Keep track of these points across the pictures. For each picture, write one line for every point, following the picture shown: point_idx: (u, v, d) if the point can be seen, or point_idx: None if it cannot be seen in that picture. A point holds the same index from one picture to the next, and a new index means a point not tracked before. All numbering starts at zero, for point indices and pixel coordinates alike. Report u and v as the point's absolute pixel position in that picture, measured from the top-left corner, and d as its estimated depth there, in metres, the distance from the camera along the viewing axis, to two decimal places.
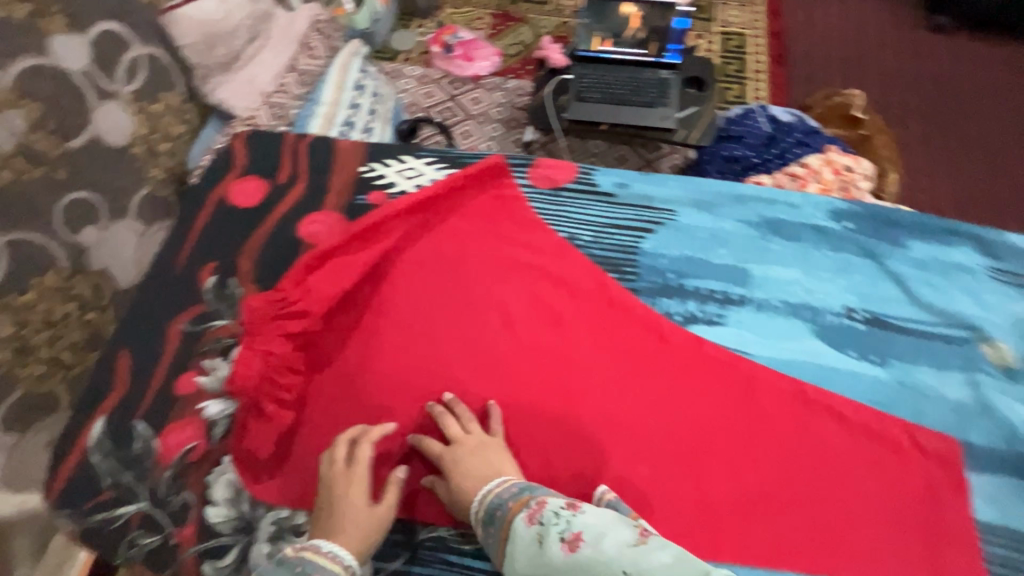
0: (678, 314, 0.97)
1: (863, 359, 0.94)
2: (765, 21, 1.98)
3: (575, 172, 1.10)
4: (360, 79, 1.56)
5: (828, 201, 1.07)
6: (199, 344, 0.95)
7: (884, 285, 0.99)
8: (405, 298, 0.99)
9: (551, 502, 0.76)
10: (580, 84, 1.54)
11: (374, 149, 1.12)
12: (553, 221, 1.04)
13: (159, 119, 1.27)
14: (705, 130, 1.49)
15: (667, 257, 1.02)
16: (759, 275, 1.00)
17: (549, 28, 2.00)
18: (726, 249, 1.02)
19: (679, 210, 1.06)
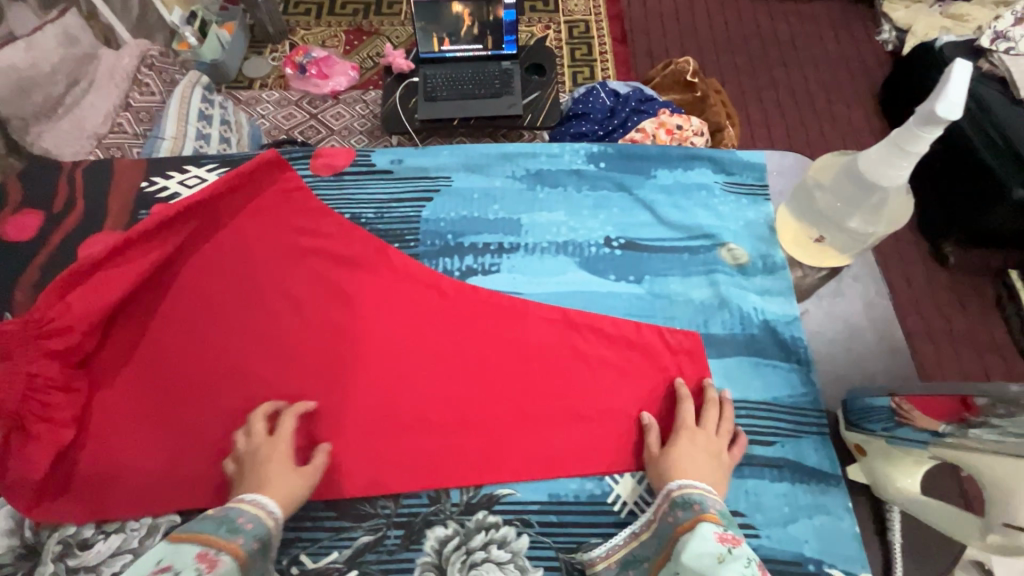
0: (457, 270, 1.01)
1: (620, 280, 1.00)
2: (605, 6, 2.11)
3: (353, 156, 1.12)
4: (205, 108, 1.51)
5: (585, 146, 1.13)
6: None
7: (638, 212, 1.07)
8: (185, 302, 0.95)
9: (747, 547, 0.65)
10: (427, 85, 1.59)
11: (154, 163, 1.05)
12: (335, 204, 1.06)
13: None
14: (550, 113, 1.59)
15: (446, 220, 1.05)
16: (529, 223, 1.06)
17: (403, 37, 2.05)
18: (498, 204, 1.07)
19: (454, 175, 1.10)
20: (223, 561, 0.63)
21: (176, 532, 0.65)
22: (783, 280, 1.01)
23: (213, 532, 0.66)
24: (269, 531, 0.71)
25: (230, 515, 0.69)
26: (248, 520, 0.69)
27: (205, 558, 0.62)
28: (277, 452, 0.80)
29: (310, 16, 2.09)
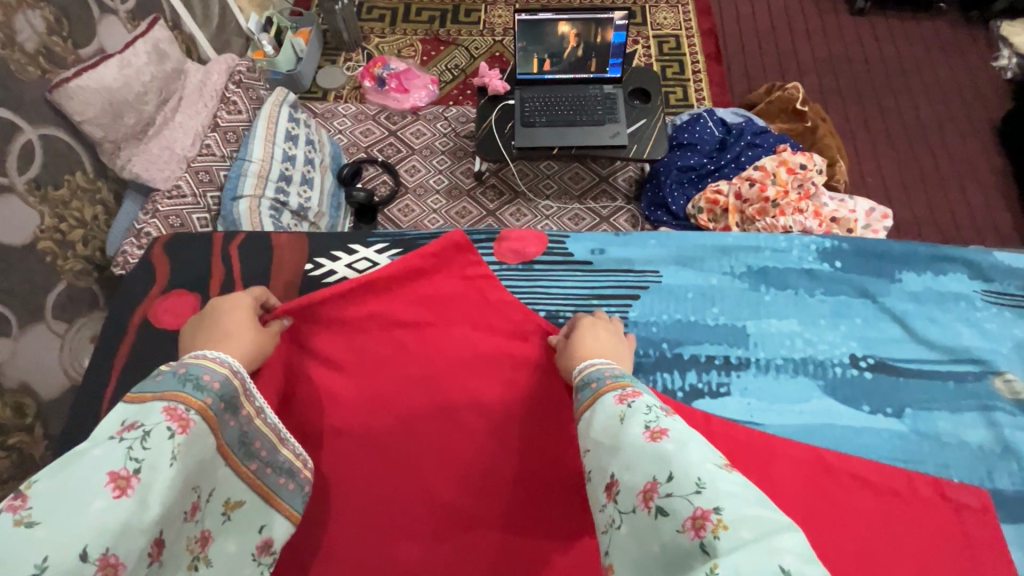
0: (681, 389, 0.91)
1: (877, 413, 0.90)
2: (697, 19, 1.98)
3: (546, 243, 1.05)
4: (291, 128, 1.47)
5: (816, 241, 1.05)
6: None
7: (885, 325, 0.98)
8: (362, 405, 0.90)
9: (647, 398, 0.60)
10: (524, 110, 1.50)
11: (316, 241, 1.03)
12: (528, 299, 0.98)
13: (68, 206, 1.14)
14: (658, 142, 1.46)
15: (658, 324, 0.97)
16: (755, 332, 0.97)
17: (483, 48, 1.94)
18: (717, 307, 0.99)
19: (663, 270, 1.02)
20: (193, 421, 0.55)
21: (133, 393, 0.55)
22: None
23: (175, 388, 0.56)
24: (236, 390, 0.62)
25: (192, 371, 0.59)
26: (216, 376, 0.60)
27: (175, 415, 0.53)
28: (233, 319, 0.75)
29: (384, 22, 2.00)
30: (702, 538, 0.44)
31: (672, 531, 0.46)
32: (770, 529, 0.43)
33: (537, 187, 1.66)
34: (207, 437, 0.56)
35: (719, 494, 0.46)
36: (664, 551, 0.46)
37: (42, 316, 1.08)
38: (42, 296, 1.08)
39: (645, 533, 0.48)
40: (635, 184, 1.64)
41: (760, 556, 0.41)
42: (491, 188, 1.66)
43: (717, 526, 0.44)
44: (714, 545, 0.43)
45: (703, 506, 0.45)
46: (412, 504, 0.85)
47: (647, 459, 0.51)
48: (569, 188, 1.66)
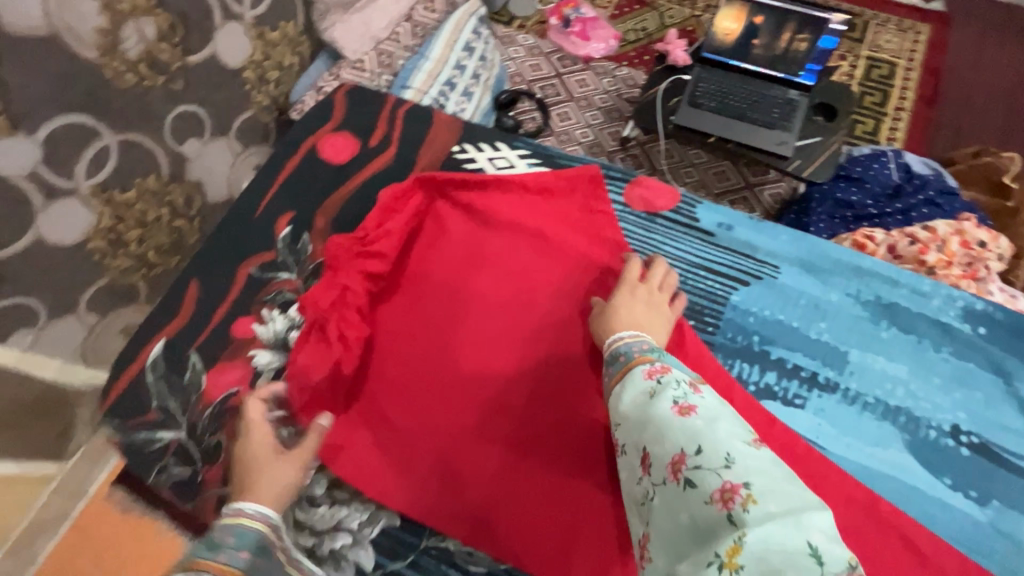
0: (754, 384, 0.87)
1: (958, 491, 0.81)
2: (923, 53, 1.75)
3: (677, 200, 1.00)
4: (471, 40, 1.53)
5: (965, 299, 0.94)
6: (262, 291, 0.89)
7: (1010, 413, 0.86)
8: (467, 274, 0.93)
9: (676, 372, 0.64)
10: (696, 89, 1.44)
11: (472, 130, 1.05)
12: (639, 248, 0.96)
13: (274, 48, 1.33)
14: (824, 166, 1.36)
15: (756, 316, 0.92)
16: (856, 362, 0.89)
17: (678, 19, 1.86)
18: (826, 323, 0.92)
19: (783, 267, 0.95)
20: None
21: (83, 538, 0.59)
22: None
23: (195, 555, 0.64)
24: (259, 532, 0.68)
25: (212, 535, 0.66)
26: (239, 533, 0.67)
27: None
28: (259, 451, 0.74)
29: None
30: (729, 510, 0.49)
31: (702, 502, 0.51)
32: (797, 506, 0.48)
33: (677, 172, 1.62)
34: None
35: (748, 471, 0.51)
36: (692, 524, 0.52)
37: (226, 132, 1.28)
38: (232, 116, 1.28)
39: (677, 504, 0.53)
40: (781, 203, 1.53)
41: (789, 528, 0.46)
42: (632, 157, 1.64)
43: (747, 500, 0.49)
44: (741, 517, 0.48)
45: (734, 480, 0.51)
46: (484, 390, 0.86)
47: (680, 435, 0.56)
48: (709, 184, 1.59)
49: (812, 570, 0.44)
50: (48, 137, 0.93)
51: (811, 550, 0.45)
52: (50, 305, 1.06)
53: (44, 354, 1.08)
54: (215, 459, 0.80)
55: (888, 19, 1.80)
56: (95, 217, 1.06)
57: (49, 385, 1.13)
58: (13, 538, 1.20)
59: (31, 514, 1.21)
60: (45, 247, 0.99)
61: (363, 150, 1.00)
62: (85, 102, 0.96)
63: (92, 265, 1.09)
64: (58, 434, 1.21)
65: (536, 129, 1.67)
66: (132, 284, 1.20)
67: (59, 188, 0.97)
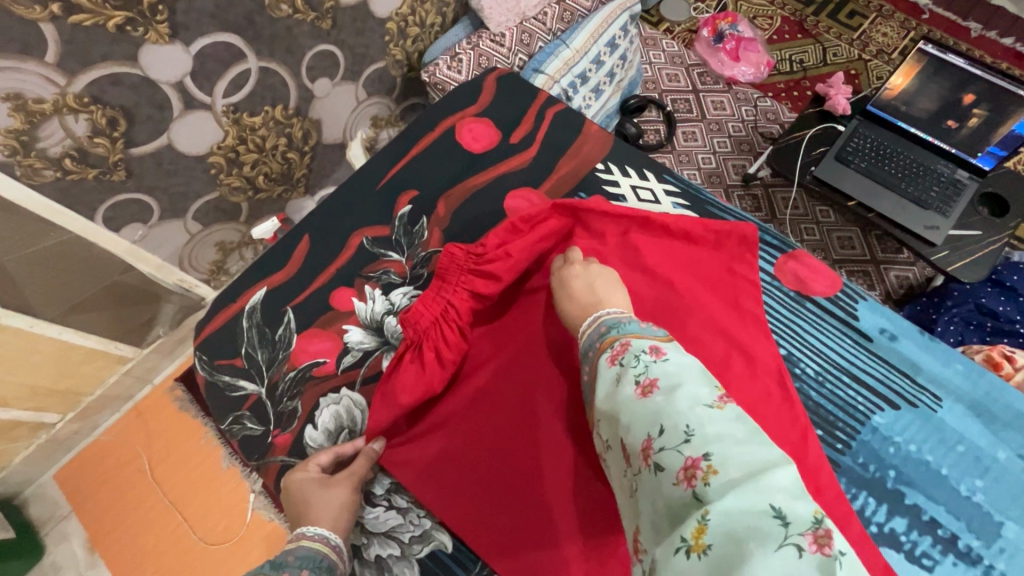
0: (876, 525, 0.67)
1: None
2: None
3: (838, 289, 0.81)
4: (617, 36, 1.45)
5: None
6: (369, 267, 0.81)
7: None
8: None
9: (639, 341, 0.53)
10: (847, 144, 1.30)
11: (622, 148, 0.91)
12: (777, 330, 0.78)
13: (422, 4, 1.30)
14: (977, 265, 1.18)
15: (899, 447, 0.71)
16: (1014, 540, 0.66)
17: (841, 58, 1.69)
18: (983, 482, 0.69)
19: (944, 401, 0.74)
20: None
21: None
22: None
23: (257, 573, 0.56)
24: (321, 554, 0.59)
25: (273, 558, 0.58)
26: (300, 556, 0.58)
27: None
28: (299, 482, 0.67)
29: None
30: (694, 488, 0.40)
31: (670, 485, 0.42)
32: (758, 466, 0.40)
33: (798, 226, 1.48)
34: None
35: (709, 439, 0.42)
36: (668, 511, 0.41)
37: (356, 79, 1.28)
38: (366, 64, 1.28)
39: (650, 494, 0.43)
40: (906, 290, 1.38)
41: (751, 494, 0.38)
42: (751, 198, 1.52)
43: (708, 472, 0.40)
44: (706, 492, 0.39)
45: (694, 454, 0.42)
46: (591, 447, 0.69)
47: (642, 418, 0.46)
48: (829, 248, 1.45)
49: (775, 536, 0.36)
50: (200, 51, 0.94)
51: (774, 512, 0.37)
52: (163, 208, 1.10)
53: (146, 250, 1.14)
54: (288, 425, 0.73)
55: None
56: (221, 134, 1.08)
57: (143, 277, 1.19)
58: (82, 405, 1.30)
59: (103, 388, 1.31)
60: (171, 152, 1.03)
61: (502, 142, 0.91)
62: (238, 24, 0.97)
63: (207, 178, 1.13)
64: (142, 323, 1.29)
65: (657, 142, 1.58)
66: (236, 204, 1.23)
67: (196, 101, 1.00)
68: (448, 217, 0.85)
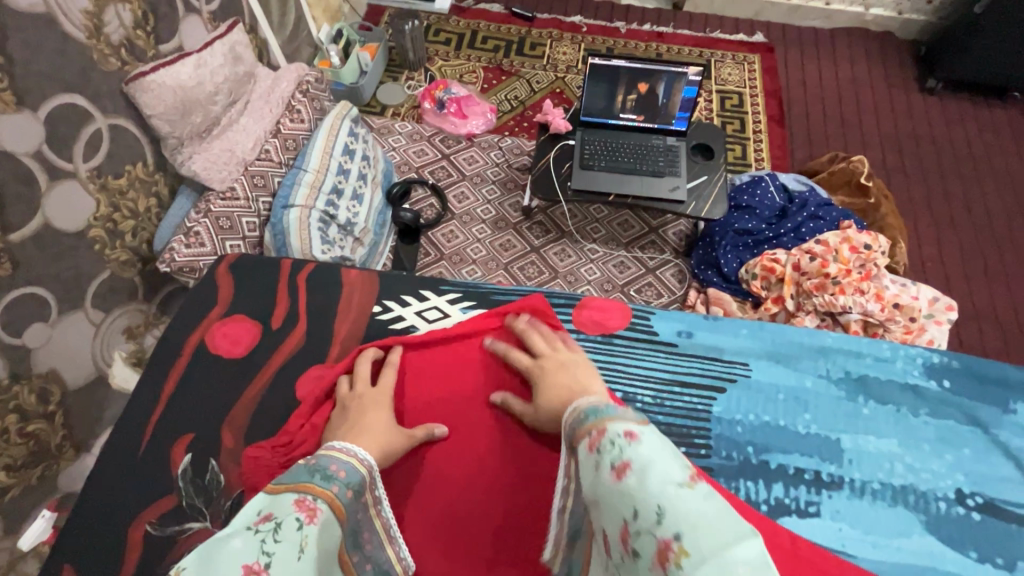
0: (765, 502, 0.78)
1: (986, 563, 0.76)
2: (761, 79, 1.98)
3: (630, 315, 0.93)
4: (349, 142, 1.45)
5: (922, 353, 0.92)
6: (170, 554, 0.75)
7: (997, 461, 0.83)
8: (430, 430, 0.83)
9: (614, 426, 0.54)
10: (584, 152, 1.47)
11: (388, 281, 0.99)
12: (608, 377, 0.87)
13: (123, 195, 1.14)
14: (717, 201, 1.42)
15: (743, 423, 0.84)
16: (851, 449, 0.83)
17: (544, 83, 1.94)
18: (810, 414, 0.85)
19: (753, 363, 0.89)
20: (320, 509, 0.56)
21: (271, 483, 0.58)
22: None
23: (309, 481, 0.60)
24: (363, 479, 0.65)
25: (322, 463, 0.63)
26: (346, 470, 0.64)
27: (303, 506, 0.55)
28: (359, 403, 0.79)
29: (450, 46, 2.03)
30: None
31: None
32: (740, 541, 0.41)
33: (584, 230, 1.63)
34: (333, 524, 0.57)
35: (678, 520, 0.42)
36: None
37: (81, 304, 1.08)
38: (84, 284, 1.08)
39: None
40: (686, 240, 1.60)
41: None
42: (538, 225, 1.63)
43: (679, 554, 0.41)
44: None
45: (665, 536, 0.42)
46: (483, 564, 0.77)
47: (621, 502, 0.47)
48: (616, 235, 1.62)
49: None
50: None
51: None
52: None
53: None
54: None
55: (724, 55, 2.03)
56: None
57: None
58: None
59: None
60: None
61: (266, 331, 0.92)
62: None
63: None
64: None
65: (437, 215, 1.63)
66: None
67: None
68: (239, 445, 0.82)
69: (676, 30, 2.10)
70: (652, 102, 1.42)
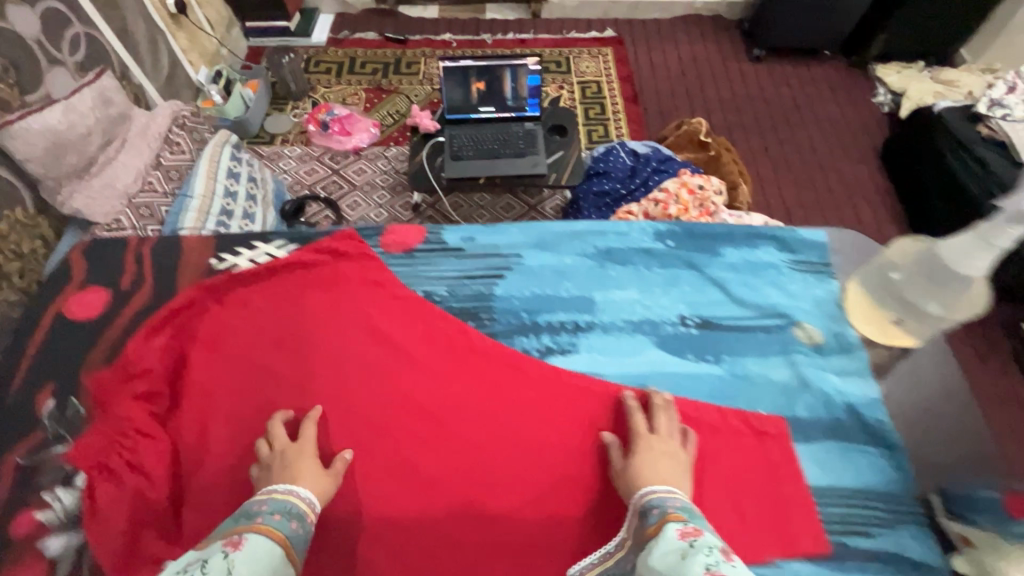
0: (535, 350, 0.96)
1: (699, 361, 0.96)
2: (615, 67, 2.22)
3: (425, 233, 1.09)
4: (233, 167, 1.54)
5: (653, 224, 1.12)
6: (36, 475, 0.82)
7: (710, 291, 1.03)
8: (252, 338, 0.96)
9: (709, 534, 0.59)
10: (453, 146, 1.63)
11: (225, 240, 1.10)
12: (406, 281, 1.03)
13: (5, 239, 1.20)
14: (574, 171, 1.62)
15: (519, 297, 1.02)
16: (602, 301, 1.02)
17: (422, 95, 2.11)
18: (570, 281, 1.03)
19: (525, 253, 1.07)
20: (248, 540, 0.60)
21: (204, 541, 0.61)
22: (861, 358, 0.96)
23: (234, 525, 0.64)
24: (295, 508, 0.70)
25: (245, 508, 0.67)
26: (271, 502, 0.68)
27: (231, 541, 0.59)
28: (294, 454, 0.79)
29: (331, 74, 2.17)
30: None
31: None
32: None
33: (471, 217, 1.79)
34: (269, 546, 0.60)
35: None
36: None
37: None
38: None
39: None
40: (561, 211, 1.78)
41: None
42: (429, 219, 1.78)
43: None
44: None
45: None
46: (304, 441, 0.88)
47: None
48: (501, 217, 1.79)
49: None
50: None
51: None
52: None
53: None
54: None
55: (581, 51, 2.27)
56: None
57: None
58: None
59: None
60: None
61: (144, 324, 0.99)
62: None
63: None
64: None
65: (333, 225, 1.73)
66: None
67: None
68: None
69: (536, 35, 2.33)
70: (501, 100, 1.62)
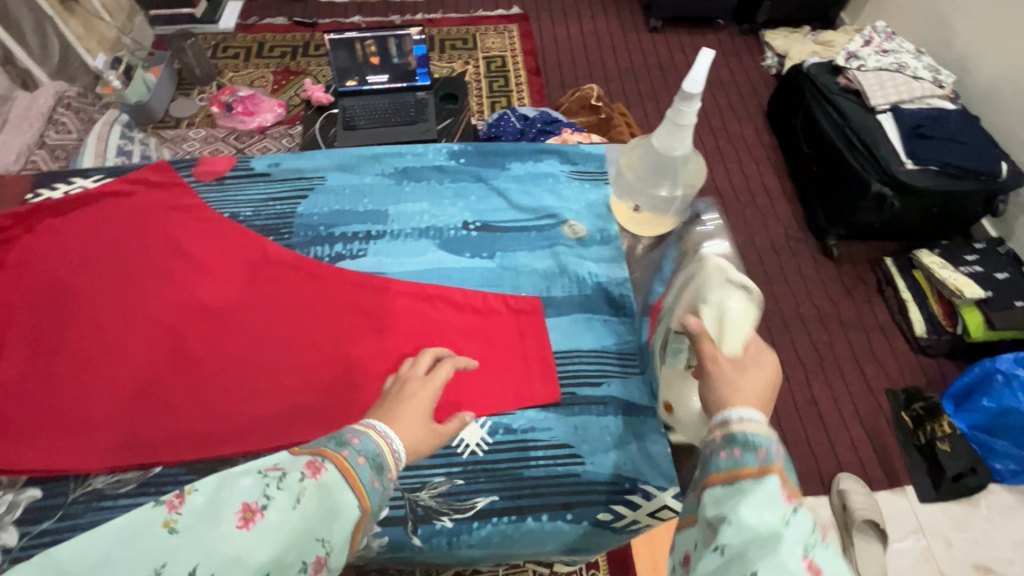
0: (326, 256, 0.96)
1: (476, 257, 0.98)
2: (520, 42, 2.30)
3: (234, 161, 1.09)
4: (124, 145, 1.50)
5: (446, 146, 1.14)
6: None
7: (492, 199, 1.05)
8: (60, 258, 0.94)
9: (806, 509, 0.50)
10: (346, 116, 1.70)
11: (44, 178, 1.05)
12: (211, 205, 1.02)
13: None
14: (464, 134, 1.68)
15: (318, 213, 1.02)
16: (394, 213, 1.03)
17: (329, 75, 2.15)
18: (367, 198, 1.04)
19: (327, 175, 1.07)
20: (330, 469, 0.54)
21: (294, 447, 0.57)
22: (616, 248, 0.99)
23: (325, 446, 0.57)
24: (383, 451, 0.59)
25: (341, 431, 0.59)
26: (363, 440, 0.59)
27: (312, 465, 0.54)
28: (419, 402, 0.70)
29: (239, 59, 2.20)
30: None
31: None
32: None
33: None
34: (340, 487, 0.53)
35: None
36: None
37: None
38: None
39: None
40: None
41: None
42: None
43: None
44: None
45: None
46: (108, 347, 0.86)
47: None
48: None
49: None
50: None
51: None
52: None
53: None
54: None
55: (487, 29, 2.34)
56: None
57: None
58: None
59: None
60: None
61: None
62: None
63: None
64: None
65: None
66: None
67: None
68: None
69: (444, 15, 2.39)
70: (389, 61, 1.66)
